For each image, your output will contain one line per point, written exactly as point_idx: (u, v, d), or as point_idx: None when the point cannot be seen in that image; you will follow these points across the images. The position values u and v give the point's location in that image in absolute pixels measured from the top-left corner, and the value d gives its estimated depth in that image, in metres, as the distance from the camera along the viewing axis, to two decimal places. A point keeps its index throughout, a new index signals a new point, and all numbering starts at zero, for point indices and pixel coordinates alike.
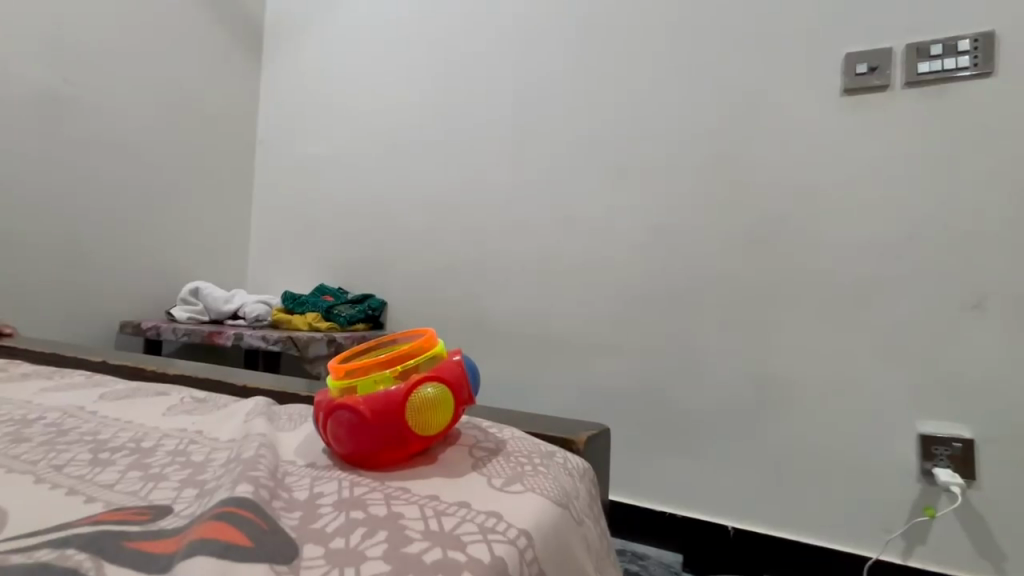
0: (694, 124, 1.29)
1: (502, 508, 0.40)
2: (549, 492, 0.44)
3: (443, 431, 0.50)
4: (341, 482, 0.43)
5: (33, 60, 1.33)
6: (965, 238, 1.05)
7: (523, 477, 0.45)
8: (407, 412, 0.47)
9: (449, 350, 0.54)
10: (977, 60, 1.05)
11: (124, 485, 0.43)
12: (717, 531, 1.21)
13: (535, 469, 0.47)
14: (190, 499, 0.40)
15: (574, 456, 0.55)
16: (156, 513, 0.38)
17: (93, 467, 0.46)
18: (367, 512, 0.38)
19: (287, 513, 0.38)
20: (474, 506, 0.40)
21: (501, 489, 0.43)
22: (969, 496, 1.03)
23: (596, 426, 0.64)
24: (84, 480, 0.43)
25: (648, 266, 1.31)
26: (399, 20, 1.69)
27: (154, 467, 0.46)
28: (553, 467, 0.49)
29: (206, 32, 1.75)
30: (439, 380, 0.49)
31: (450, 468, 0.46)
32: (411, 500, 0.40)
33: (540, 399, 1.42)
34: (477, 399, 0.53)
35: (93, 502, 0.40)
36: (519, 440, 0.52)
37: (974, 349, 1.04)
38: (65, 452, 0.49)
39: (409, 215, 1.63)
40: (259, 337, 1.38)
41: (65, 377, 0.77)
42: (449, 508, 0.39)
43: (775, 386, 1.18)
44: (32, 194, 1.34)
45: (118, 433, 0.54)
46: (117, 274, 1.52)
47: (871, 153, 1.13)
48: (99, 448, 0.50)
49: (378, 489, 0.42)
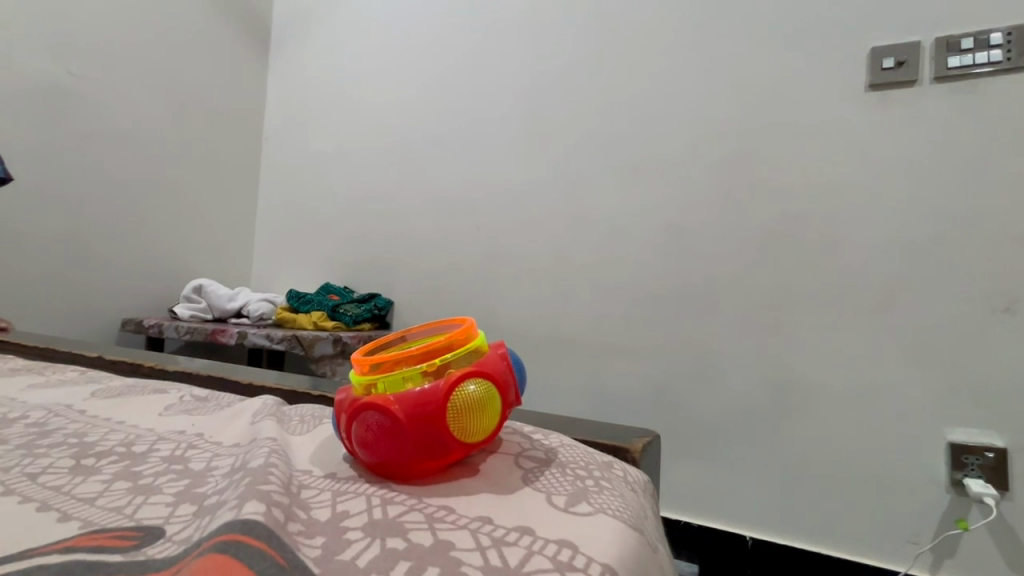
0: (709, 120, 1.25)
1: (572, 534, 0.36)
2: (620, 513, 0.40)
3: (488, 436, 0.46)
4: (370, 499, 0.40)
5: (37, 52, 1.31)
6: (997, 238, 1.01)
7: (588, 495, 0.41)
8: (449, 414, 0.43)
9: (489, 344, 0.50)
10: (1010, 54, 1.01)
11: (106, 500, 0.39)
12: (734, 541, 1.16)
13: (598, 485, 0.43)
14: (186, 519, 0.37)
15: (633, 468, 0.51)
16: (144, 537, 0.34)
17: (74, 477, 0.42)
18: (409, 540, 0.34)
19: (309, 539, 0.34)
20: (539, 532, 0.36)
21: (566, 510, 0.39)
22: (1002, 509, 0.98)
23: (644, 432, 0.60)
24: (61, 493, 0.40)
25: (662, 267, 1.27)
26: (405, 15, 1.67)
27: (145, 478, 0.42)
28: (616, 481, 0.45)
29: (211, 26, 1.73)
30: (485, 376, 0.45)
31: (489, 482, 0.43)
32: (460, 524, 0.37)
33: (549, 401, 1.38)
34: (522, 398, 0.49)
35: (66, 521, 0.36)
36: (571, 448, 0.49)
37: (1006, 355, 0.99)
38: (43, 458, 0.45)
39: (416, 213, 1.60)
40: (263, 335, 1.34)
41: (57, 373, 0.74)
42: (509, 536, 0.35)
43: (795, 392, 1.14)
44: (34, 188, 1.31)
45: (106, 436, 0.51)
46: (120, 269, 1.50)
47: (896, 150, 1.09)
48: (81, 454, 0.46)
49: (416, 509, 0.38)
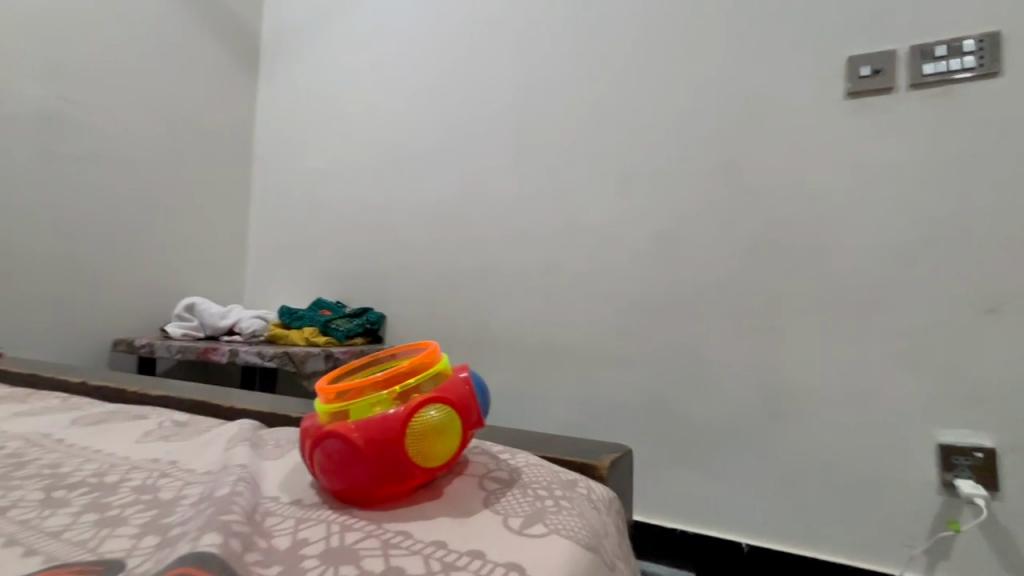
0: (694, 127, 1.27)
1: (522, 558, 0.37)
2: (574, 534, 0.40)
3: (449, 461, 0.46)
4: (330, 526, 0.40)
5: (29, 77, 1.32)
6: (975, 240, 1.03)
7: (545, 516, 0.42)
8: (409, 440, 0.43)
9: (454, 367, 0.51)
10: (983, 61, 1.04)
11: (72, 533, 0.39)
12: (731, 548, 1.16)
13: (557, 506, 0.43)
14: (147, 552, 0.37)
15: (598, 484, 0.51)
16: (103, 572, 0.34)
17: (43, 511, 0.42)
18: (362, 568, 0.35)
19: (262, 570, 0.35)
20: (489, 556, 0.36)
21: (519, 533, 0.39)
22: (992, 509, 0.99)
23: (617, 447, 0.60)
24: (29, 527, 0.40)
25: (651, 274, 1.28)
26: (390, 31, 1.70)
27: (113, 509, 0.42)
28: (577, 500, 0.45)
29: (203, 46, 1.75)
30: (446, 402, 0.45)
31: (451, 506, 0.43)
32: (414, 549, 0.37)
33: (543, 412, 1.38)
34: (486, 421, 0.50)
35: (30, 558, 0.36)
36: (535, 467, 0.49)
37: (987, 355, 1.01)
38: (16, 492, 0.45)
39: (407, 224, 1.61)
40: (255, 353, 1.34)
41: (39, 400, 0.73)
42: (460, 562, 0.36)
43: (783, 398, 1.15)
44: (27, 210, 1.31)
45: (81, 466, 0.51)
46: (111, 289, 1.49)
47: (875, 156, 1.11)
48: (54, 485, 0.46)
49: (374, 535, 0.39)
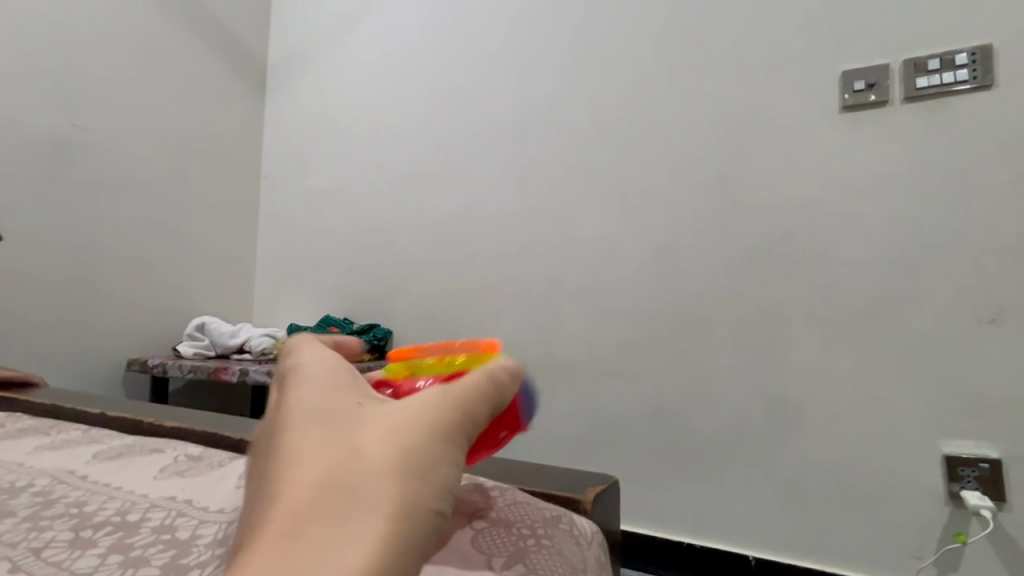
0: (693, 143, 1.29)
1: None
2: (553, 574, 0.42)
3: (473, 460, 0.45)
4: None
5: (45, 107, 1.38)
6: (975, 250, 1.04)
7: (526, 556, 0.43)
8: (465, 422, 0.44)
9: None
10: (976, 73, 1.05)
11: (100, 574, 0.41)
12: (739, 562, 1.16)
13: (538, 544, 0.45)
14: None
15: (581, 518, 0.52)
16: None
17: (73, 551, 0.44)
18: None
19: None
20: None
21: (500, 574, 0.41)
22: (1001, 520, 0.98)
23: (604, 478, 0.61)
24: (61, 568, 0.42)
25: (653, 289, 1.30)
26: (393, 53, 1.73)
27: (136, 549, 0.45)
28: (559, 537, 0.47)
29: (213, 72, 1.81)
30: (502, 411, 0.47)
31: None
32: None
33: (549, 427, 1.38)
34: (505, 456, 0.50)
35: None
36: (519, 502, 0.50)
37: (991, 364, 1.01)
38: (45, 532, 0.47)
39: (411, 243, 1.63)
40: (264, 372, 1.36)
41: (60, 433, 0.76)
42: None
43: (788, 412, 1.15)
44: (45, 236, 1.37)
45: (103, 505, 0.53)
46: (126, 311, 1.53)
47: (872, 169, 1.12)
48: (80, 525, 0.49)
49: None
